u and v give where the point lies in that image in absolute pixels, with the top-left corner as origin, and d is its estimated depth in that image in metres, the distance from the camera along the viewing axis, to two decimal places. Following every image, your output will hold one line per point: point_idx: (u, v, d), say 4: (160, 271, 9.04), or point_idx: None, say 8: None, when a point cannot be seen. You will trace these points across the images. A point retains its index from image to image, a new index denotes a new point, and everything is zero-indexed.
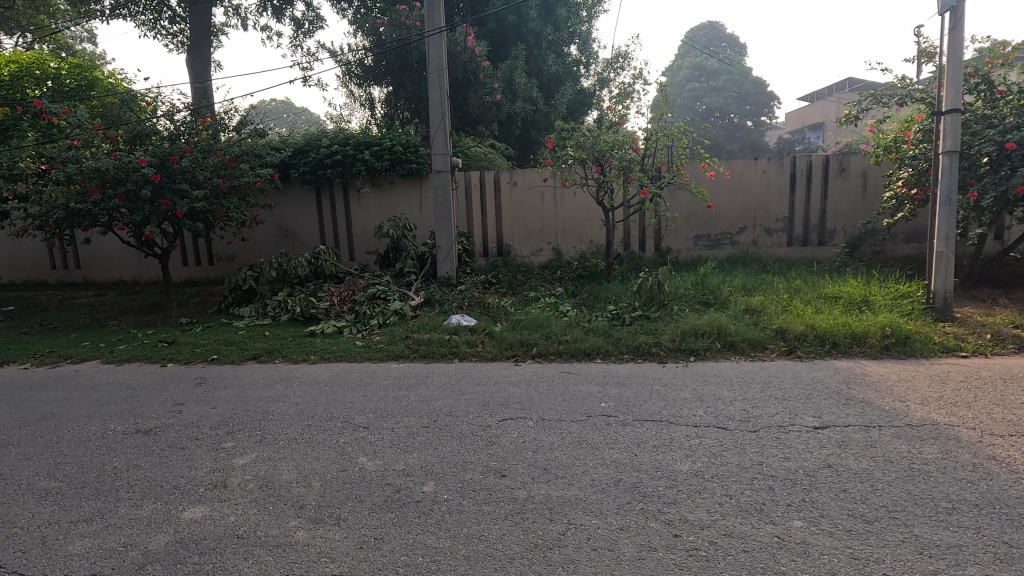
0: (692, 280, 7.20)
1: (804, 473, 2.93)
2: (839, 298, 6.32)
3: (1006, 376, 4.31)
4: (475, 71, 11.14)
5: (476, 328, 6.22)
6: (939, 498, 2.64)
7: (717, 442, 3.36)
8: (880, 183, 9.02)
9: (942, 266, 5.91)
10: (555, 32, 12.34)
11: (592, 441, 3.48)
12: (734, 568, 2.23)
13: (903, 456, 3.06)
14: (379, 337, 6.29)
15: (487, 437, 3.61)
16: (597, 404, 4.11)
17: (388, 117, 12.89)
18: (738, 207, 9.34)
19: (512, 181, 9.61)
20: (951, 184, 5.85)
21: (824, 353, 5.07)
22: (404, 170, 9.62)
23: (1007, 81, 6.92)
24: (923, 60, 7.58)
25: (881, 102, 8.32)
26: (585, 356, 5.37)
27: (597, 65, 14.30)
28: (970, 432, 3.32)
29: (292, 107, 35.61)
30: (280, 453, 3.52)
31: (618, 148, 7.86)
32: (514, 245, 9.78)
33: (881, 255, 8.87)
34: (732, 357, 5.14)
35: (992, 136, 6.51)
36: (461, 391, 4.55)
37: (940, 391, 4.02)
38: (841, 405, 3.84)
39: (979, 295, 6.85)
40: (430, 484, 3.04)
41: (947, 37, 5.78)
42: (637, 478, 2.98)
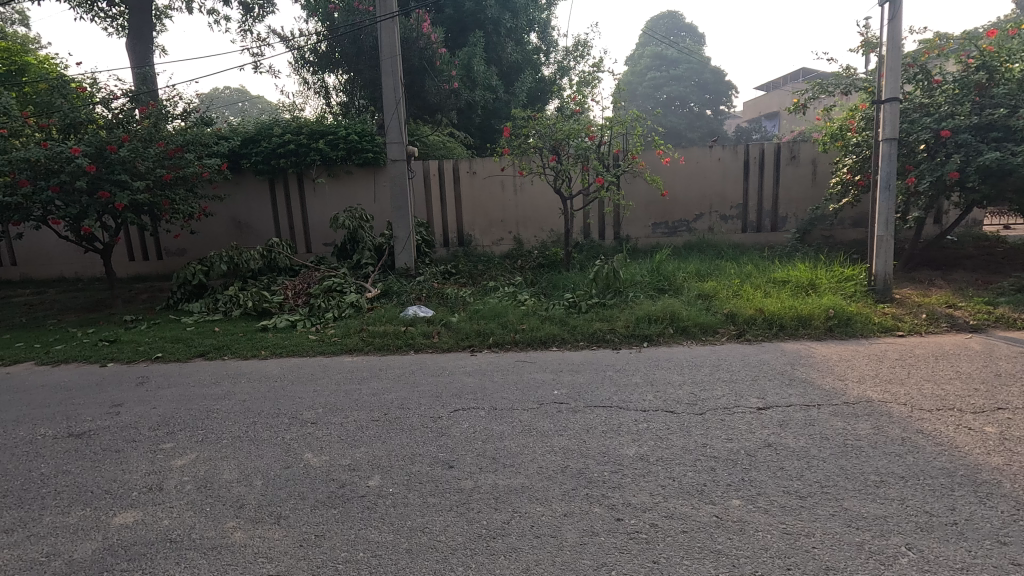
0: (649, 267, 7.28)
1: (745, 453, 3.00)
2: (787, 282, 6.50)
3: (938, 353, 4.52)
4: (432, 59, 10.96)
5: (432, 319, 6.15)
6: (868, 472, 2.74)
7: (664, 425, 3.41)
8: (828, 170, 9.31)
9: (883, 250, 6.13)
10: (514, 19, 12.23)
11: (542, 429, 3.48)
12: (673, 549, 2.26)
13: (838, 433, 3.17)
14: (333, 330, 6.16)
15: (437, 429, 3.57)
16: (550, 392, 4.11)
17: (345, 105, 12.56)
18: (694, 195, 9.48)
19: (472, 170, 9.52)
20: (890, 170, 6.06)
21: (771, 335, 5.21)
22: (360, 159, 9.40)
23: (943, 71, 7.20)
24: (866, 50, 7.82)
25: (828, 91, 8.56)
26: (541, 344, 5.38)
27: (557, 53, 14.19)
28: (901, 408, 3.46)
29: (246, 95, 34.57)
30: (221, 452, 3.41)
31: (574, 136, 7.85)
32: (476, 234, 9.70)
33: (830, 240, 9.17)
34: (684, 341, 5.23)
35: (928, 125, 6.77)
36: (415, 383, 4.50)
37: (877, 369, 4.19)
38: (784, 385, 3.96)
39: (918, 277, 7.16)
40: (375, 478, 2.99)
41: (886, 27, 5.96)
42: (583, 464, 2.99)
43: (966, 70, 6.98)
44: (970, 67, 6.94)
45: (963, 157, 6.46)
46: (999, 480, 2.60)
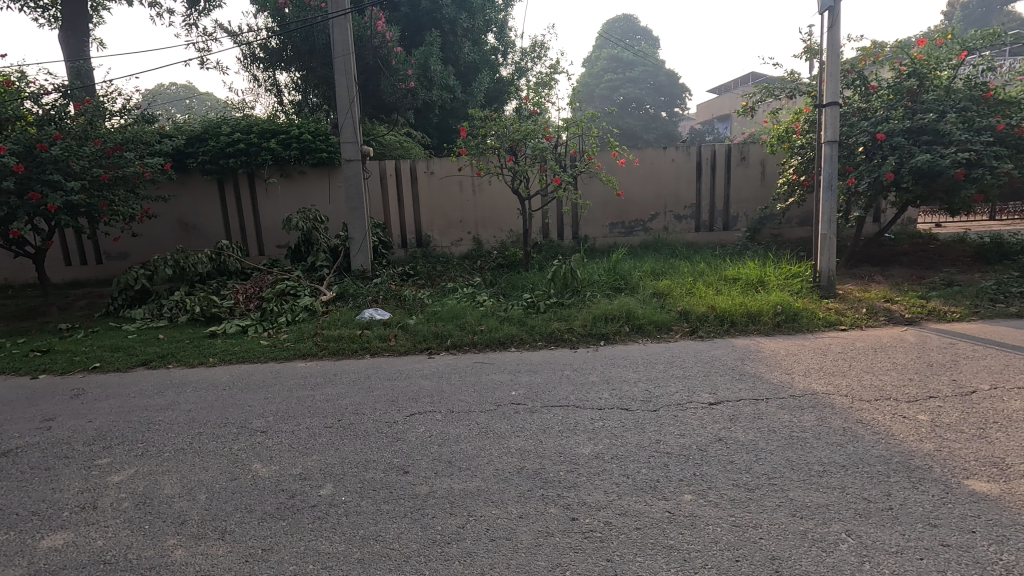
0: (606, 266, 7.36)
1: (697, 448, 3.06)
2: (737, 280, 6.70)
3: (877, 346, 4.74)
4: (387, 57, 10.79)
5: (389, 322, 6.04)
6: (812, 462, 2.84)
7: (619, 423, 3.45)
8: (776, 171, 9.65)
9: (827, 247, 6.39)
10: (471, 18, 12.16)
11: (498, 430, 3.47)
12: (626, 546, 2.28)
13: (785, 425, 3.27)
14: (285, 335, 5.97)
15: (392, 434, 3.50)
16: (507, 393, 4.10)
17: (298, 104, 12.22)
18: (650, 195, 9.66)
19: (429, 170, 9.42)
20: (831, 172, 6.32)
21: (723, 331, 5.35)
22: (314, 160, 9.15)
23: (879, 77, 7.57)
24: (808, 56, 8.15)
25: (774, 95, 8.87)
26: (499, 345, 5.36)
27: (514, 54, 14.20)
28: (843, 399, 3.61)
29: (193, 91, 33.25)
30: (162, 467, 3.24)
31: (531, 137, 7.84)
32: (434, 235, 9.60)
33: (778, 239, 9.51)
34: (639, 339, 5.32)
35: (865, 128, 7.13)
36: (370, 387, 4.41)
37: (821, 362, 4.36)
38: (735, 380, 4.07)
39: (858, 273, 7.51)
40: (327, 487, 2.91)
41: (827, 35, 6.21)
42: (539, 465, 2.99)
43: (899, 76, 7.35)
44: (903, 73, 7.31)
45: (898, 159, 6.80)
46: (930, 465, 2.74)
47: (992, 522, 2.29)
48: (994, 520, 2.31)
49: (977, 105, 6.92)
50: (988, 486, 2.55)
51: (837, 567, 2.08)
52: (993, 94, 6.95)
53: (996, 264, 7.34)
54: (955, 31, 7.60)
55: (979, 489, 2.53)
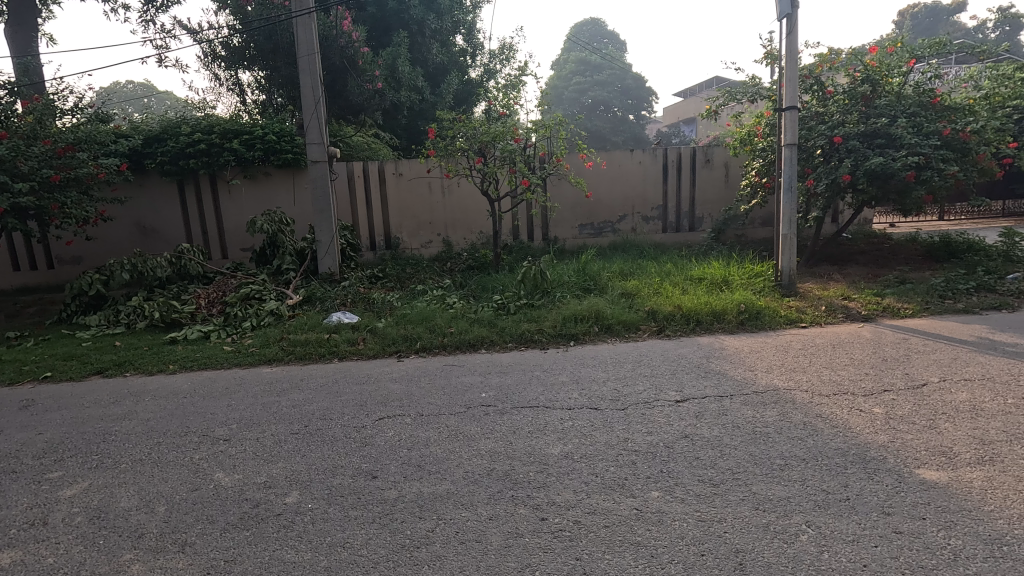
0: (575, 267, 7.42)
1: (664, 445, 3.11)
2: (703, 280, 6.84)
3: (835, 342, 4.90)
4: (354, 57, 10.58)
5: (358, 325, 5.95)
6: (775, 456, 2.91)
7: (588, 422, 3.48)
8: (739, 173, 9.90)
9: (788, 247, 6.58)
10: (439, 20, 12.10)
11: (468, 433, 3.45)
12: (595, 544, 2.30)
13: (748, 421, 3.35)
14: (250, 341, 5.83)
15: (361, 439, 3.46)
16: (477, 395, 4.09)
17: (262, 104, 11.94)
18: (618, 196, 9.78)
19: (398, 172, 9.33)
20: (791, 173, 6.52)
21: (689, 330, 5.46)
22: (279, 161, 8.96)
23: (835, 83, 7.85)
24: (768, 61, 8.39)
25: (737, 99, 9.09)
26: (469, 347, 5.34)
27: (483, 56, 14.19)
28: (804, 394, 3.72)
29: (151, 89, 32.21)
30: (119, 479, 3.12)
31: (500, 139, 7.81)
32: (403, 237, 9.51)
33: (742, 239, 9.76)
34: (608, 339, 5.38)
35: (822, 132, 7.39)
36: (337, 392, 4.34)
37: (782, 358, 4.49)
38: (700, 377, 4.16)
39: (818, 272, 7.75)
40: (293, 494, 2.85)
41: (785, 41, 6.40)
42: (509, 466, 2.99)
43: (854, 82, 7.64)
44: (857, 79, 7.59)
45: (854, 161, 7.06)
46: (885, 456, 2.85)
47: (940, 508, 2.40)
48: (942, 506, 2.41)
49: (925, 110, 7.21)
50: (937, 475, 2.67)
51: (797, 557, 2.14)
52: (940, 100, 7.26)
53: (945, 263, 7.68)
54: (904, 39, 7.91)
55: (929, 478, 2.64)
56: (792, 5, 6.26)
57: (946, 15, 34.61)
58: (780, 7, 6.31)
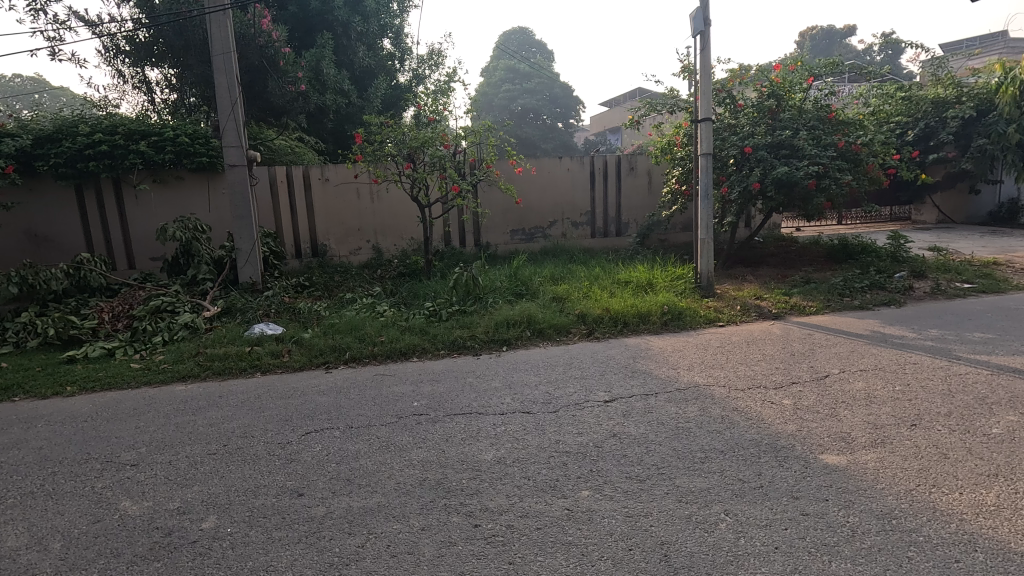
0: (507, 273, 7.48)
1: (594, 445, 3.20)
2: (629, 283, 7.10)
3: (749, 339, 5.23)
4: (274, 58, 10.08)
5: (282, 337, 5.69)
6: (696, 450, 3.07)
7: (521, 426, 3.52)
8: (661, 181, 10.38)
9: (706, 251, 6.95)
10: (365, 22, 11.88)
11: (400, 443, 3.39)
12: (528, 547, 2.32)
13: (672, 417, 3.51)
14: (162, 357, 5.42)
15: (286, 456, 3.31)
16: (409, 404, 4.03)
17: (173, 104, 11.20)
18: (548, 202, 9.96)
19: (324, 177, 9.03)
20: (707, 182, 6.89)
21: (617, 332, 5.65)
22: (192, 164, 8.42)
23: (744, 97, 8.49)
24: (684, 75, 8.87)
25: (658, 110, 9.51)
26: (401, 355, 5.25)
27: (411, 61, 14.03)
28: (721, 390, 3.94)
29: (45, 85, 29.50)
30: (4, 516, 2.81)
31: (428, 145, 7.73)
32: (331, 244, 9.21)
33: (665, 243, 10.22)
34: (540, 343, 5.46)
35: (735, 142, 7.93)
36: (259, 408, 4.12)
37: (702, 356, 4.74)
38: (628, 377, 4.31)
39: (734, 274, 8.25)
40: (211, 518, 2.68)
41: (699, 56, 6.78)
42: (442, 474, 2.97)
43: (761, 96, 8.25)
44: (764, 94, 8.20)
45: (763, 170, 7.58)
46: (793, 444, 3.07)
47: (840, 489, 2.61)
48: (843, 487, 2.63)
49: (823, 124, 7.87)
50: (837, 459, 2.91)
51: (717, 546, 2.26)
52: (835, 115, 7.91)
53: (843, 264, 8.41)
54: (803, 58, 8.61)
55: (831, 462, 2.87)
56: (705, 23, 6.64)
57: (840, 37, 37.96)
58: (693, 24, 6.68)
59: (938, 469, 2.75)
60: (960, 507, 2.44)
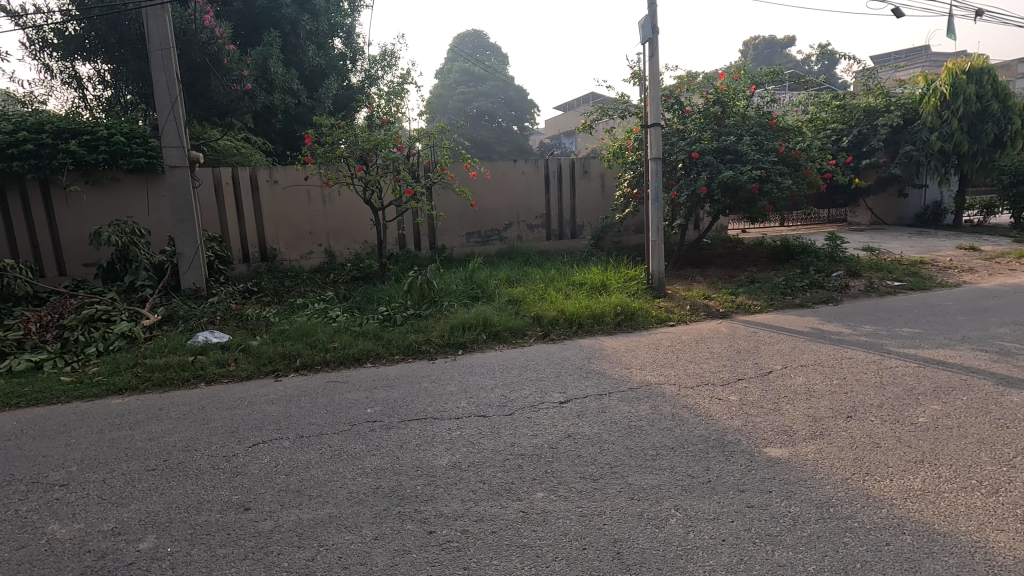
0: (462, 276, 7.44)
1: (549, 446, 3.22)
2: (584, 284, 7.20)
3: (698, 338, 5.40)
4: (217, 55, 9.69)
5: (228, 345, 5.47)
6: (647, 448, 3.13)
7: (476, 430, 3.51)
8: (614, 184, 10.58)
9: (657, 252, 7.12)
10: (314, 21, 11.62)
11: (353, 451, 3.32)
12: (483, 552, 2.31)
13: (625, 416, 3.58)
14: (96, 368, 5.12)
15: (231, 469, 3.18)
16: (363, 411, 3.95)
17: (107, 101, 10.62)
18: (503, 205, 9.98)
19: (273, 179, 8.75)
20: (657, 185, 7.07)
21: (572, 334, 5.71)
22: (129, 164, 8.00)
23: (692, 103, 8.77)
24: (634, 81, 9.08)
25: (610, 114, 9.69)
26: (354, 361, 5.14)
27: (364, 61, 13.80)
28: (672, 388, 4.05)
29: None
30: None
31: (381, 147, 7.60)
32: (280, 248, 8.93)
33: (618, 245, 10.41)
34: (496, 346, 5.47)
35: (683, 147, 8.17)
36: (203, 420, 3.95)
37: (655, 356, 4.85)
38: (582, 377, 4.37)
39: (684, 274, 8.48)
40: (149, 539, 2.55)
41: (648, 63, 6.96)
42: (396, 482, 2.92)
43: (708, 103, 8.53)
44: (710, 100, 8.49)
45: (709, 174, 7.85)
46: (739, 439, 3.19)
47: (783, 481, 2.72)
48: (784, 479, 2.75)
49: (765, 130, 8.21)
50: (780, 451, 3.03)
51: (667, 540, 2.32)
52: (776, 122, 8.26)
53: (785, 263, 8.79)
54: (746, 66, 8.96)
55: (774, 455, 2.99)
56: (653, 31, 6.82)
57: (780, 48, 39.79)
58: (642, 32, 6.85)
59: (871, 457, 2.92)
60: (891, 492, 2.59)
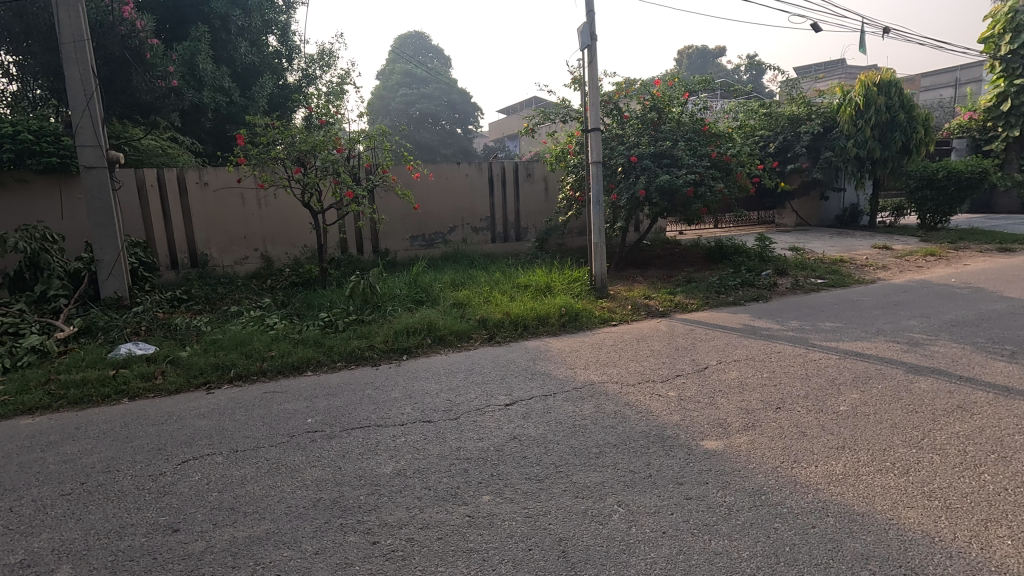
0: (406, 280, 7.33)
1: (494, 449, 3.23)
2: (528, 287, 7.25)
3: (639, 336, 5.56)
4: (139, 50, 9.13)
5: (154, 357, 5.15)
6: (591, 446, 3.19)
7: (421, 436, 3.46)
8: (557, 187, 10.74)
9: (599, 254, 7.28)
10: (245, 17, 11.16)
11: (292, 464, 3.20)
12: (428, 559, 2.28)
13: (569, 415, 3.64)
14: (3, 387, 4.69)
15: (158, 489, 2.99)
16: (302, 421, 3.81)
17: (13, 95, 9.83)
18: (447, 208, 9.92)
19: (202, 180, 8.32)
20: (598, 189, 7.22)
21: (517, 336, 5.75)
22: (39, 165, 7.40)
23: (630, 108, 9.03)
24: (574, 86, 9.25)
25: (551, 119, 9.84)
26: (292, 370, 4.96)
27: (301, 60, 13.40)
28: (614, 386, 4.15)
29: None
30: None
31: (320, 149, 7.37)
32: (212, 254, 8.50)
33: (562, 247, 10.57)
34: (441, 350, 5.42)
35: (622, 152, 8.42)
36: (126, 438, 3.69)
37: (598, 355, 4.96)
38: (527, 379, 4.39)
39: (625, 275, 8.71)
40: (63, 569, 2.35)
41: (587, 69, 7.11)
42: (338, 493, 2.84)
43: (645, 109, 8.82)
44: (646, 106, 8.78)
45: (648, 178, 8.11)
46: (677, 433, 3.30)
47: (718, 472, 2.84)
48: (719, 470, 2.87)
49: (698, 135, 8.56)
50: (716, 444, 3.16)
51: (610, 536, 2.37)
52: (708, 128, 8.63)
53: (719, 263, 9.19)
54: (680, 74, 9.31)
55: (710, 447, 3.12)
56: (591, 38, 6.97)
57: (712, 57, 41.61)
58: (581, 38, 6.99)
59: (798, 446, 3.09)
60: (815, 478, 2.76)
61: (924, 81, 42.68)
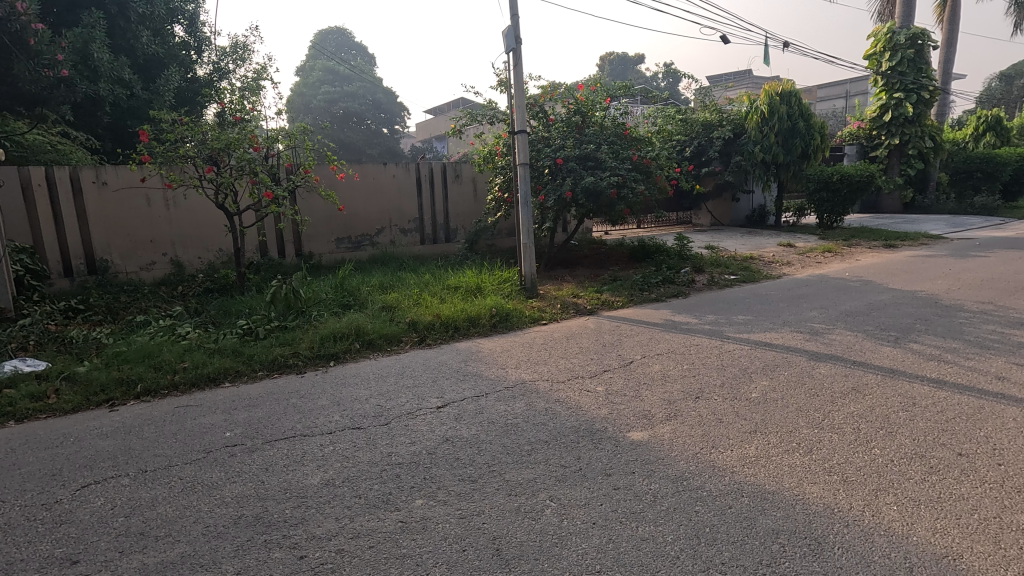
0: (332, 283, 7.09)
1: (427, 452, 3.19)
2: (458, 288, 7.23)
3: (568, 334, 5.70)
4: (23, 36, 7.47)
5: (46, 374, 4.67)
6: (524, 444, 3.23)
7: (351, 444, 3.36)
8: (485, 188, 10.77)
9: (528, 255, 7.38)
10: (147, 4, 10.37)
11: (210, 481, 3.01)
12: (359, 569, 2.23)
13: (501, 415, 3.67)
14: None
15: (54, 518, 2.72)
16: (220, 435, 3.59)
17: None
18: (373, 209, 9.69)
19: (100, 180, 7.65)
20: (526, 190, 7.32)
21: (448, 337, 5.72)
22: None
23: (555, 111, 9.22)
24: (501, 88, 9.32)
25: (478, 120, 9.85)
26: (208, 382, 4.66)
27: (210, 53, 12.50)
28: (544, 383, 4.23)
29: None
30: None
31: (234, 147, 6.96)
32: (114, 259, 7.82)
33: (491, 248, 10.61)
34: (370, 354, 5.29)
35: (548, 154, 8.59)
36: (13, 466, 3.32)
37: (529, 354, 5.03)
38: (459, 381, 4.37)
39: (554, 275, 8.88)
40: None
41: (513, 72, 7.19)
42: (261, 508, 2.70)
43: (569, 112, 9.04)
44: (571, 110, 9.01)
45: (573, 179, 8.32)
46: (605, 426, 3.41)
47: (644, 461, 2.97)
48: (645, 459, 2.99)
49: (620, 139, 8.88)
50: (641, 435, 3.30)
51: (543, 531, 2.41)
52: (629, 132, 8.96)
53: (643, 261, 9.57)
54: (602, 80, 9.60)
55: (636, 438, 3.25)
56: (516, 41, 7.06)
57: (632, 64, 43.33)
58: (506, 41, 7.06)
59: (715, 432, 3.29)
60: (732, 461, 2.95)
61: (819, 92, 46.58)
